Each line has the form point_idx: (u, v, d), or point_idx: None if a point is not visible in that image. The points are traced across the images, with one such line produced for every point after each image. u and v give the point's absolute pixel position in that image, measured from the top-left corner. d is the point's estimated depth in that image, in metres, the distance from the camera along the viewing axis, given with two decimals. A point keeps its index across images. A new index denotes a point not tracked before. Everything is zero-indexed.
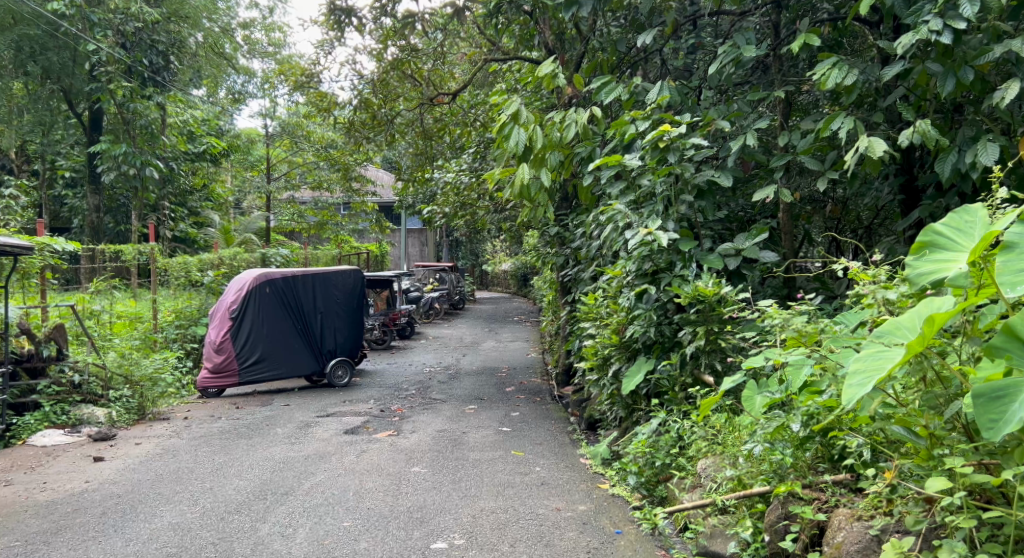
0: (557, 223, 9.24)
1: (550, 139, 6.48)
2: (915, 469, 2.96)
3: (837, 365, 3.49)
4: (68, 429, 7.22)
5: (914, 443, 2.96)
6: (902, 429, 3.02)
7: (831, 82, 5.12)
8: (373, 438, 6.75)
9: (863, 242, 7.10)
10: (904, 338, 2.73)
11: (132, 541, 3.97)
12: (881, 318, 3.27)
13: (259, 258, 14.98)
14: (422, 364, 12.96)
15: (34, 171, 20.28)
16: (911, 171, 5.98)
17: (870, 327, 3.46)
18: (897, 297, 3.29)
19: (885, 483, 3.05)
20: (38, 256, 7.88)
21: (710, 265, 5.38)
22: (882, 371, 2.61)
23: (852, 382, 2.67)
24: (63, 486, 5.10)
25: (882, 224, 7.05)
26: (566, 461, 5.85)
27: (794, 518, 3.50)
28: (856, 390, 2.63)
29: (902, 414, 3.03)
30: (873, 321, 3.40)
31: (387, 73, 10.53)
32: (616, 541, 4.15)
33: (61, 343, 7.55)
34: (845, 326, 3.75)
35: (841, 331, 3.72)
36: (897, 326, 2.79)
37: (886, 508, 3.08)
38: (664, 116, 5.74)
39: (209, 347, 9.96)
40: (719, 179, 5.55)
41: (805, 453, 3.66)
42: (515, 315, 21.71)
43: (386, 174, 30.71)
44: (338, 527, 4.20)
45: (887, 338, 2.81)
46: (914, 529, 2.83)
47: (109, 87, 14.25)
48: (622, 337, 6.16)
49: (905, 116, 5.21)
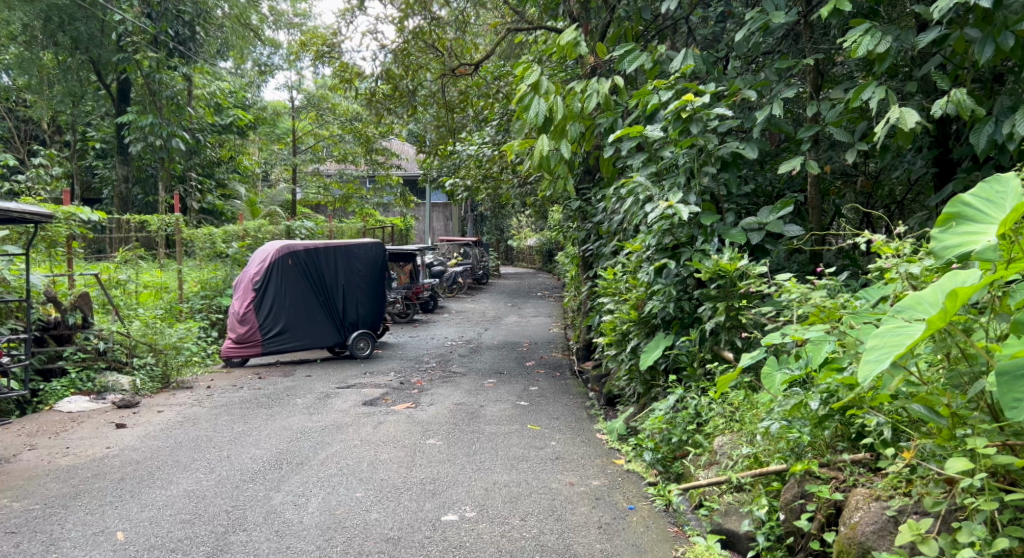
0: (578, 197, 9.12)
1: (571, 110, 6.39)
2: (937, 449, 2.86)
3: (857, 341, 3.39)
4: (93, 395, 7.32)
5: (936, 422, 2.85)
6: (923, 408, 2.90)
7: (863, 49, 4.97)
8: (391, 410, 6.77)
9: (895, 218, 6.91)
10: (926, 314, 2.63)
11: (148, 507, 4.01)
12: (904, 293, 3.17)
13: (283, 230, 15.05)
14: (444, 338, 12.99)
15: (65, 142, 20.52)
16: (946, 144, 5.80)
17: (891, 302, 3.36)
18: (921, 271, 3.20)
19: (905, 463, 2.97)
20: (63, 225, 7.95)
21: (732, 239, 5.28)
22: (901, 348, 2.53)
23: (869, 360, 2.59)
24: (84, 451, 5.17)
25: (915, 199, 6.85)
26: (582, 436, 5.81)
27: (810, 497, 3.41)
28: (873, 366, 2.57)
29: (924, 392, 2.91)
30: (896, 296, 3.29)
31: (409, 43, 10.42)
32: (629, 517, 4.11)
33: (85, 312, 7.68)
34: (867, 301, 3.64)
35: (862, 307, 3.61)
36: (918, 301, 2.68)
37: (905, 489, 2.99)
38: (687, 85, 5.61)
39: (233, 318, 10.02)
40: (744, 150, 5.41)
41: (824, 432, 3.56)
42: (538, 291, 21.66)
43: (411, 148, 30.62)
44: (349, 498, 4.20)
45: (908, 312, 2.71)
46: (933, 510, 2.78)
47: (136, 58, 14.31)
48: (640, 313, 6.08)
49: (941, 86, 5.03)
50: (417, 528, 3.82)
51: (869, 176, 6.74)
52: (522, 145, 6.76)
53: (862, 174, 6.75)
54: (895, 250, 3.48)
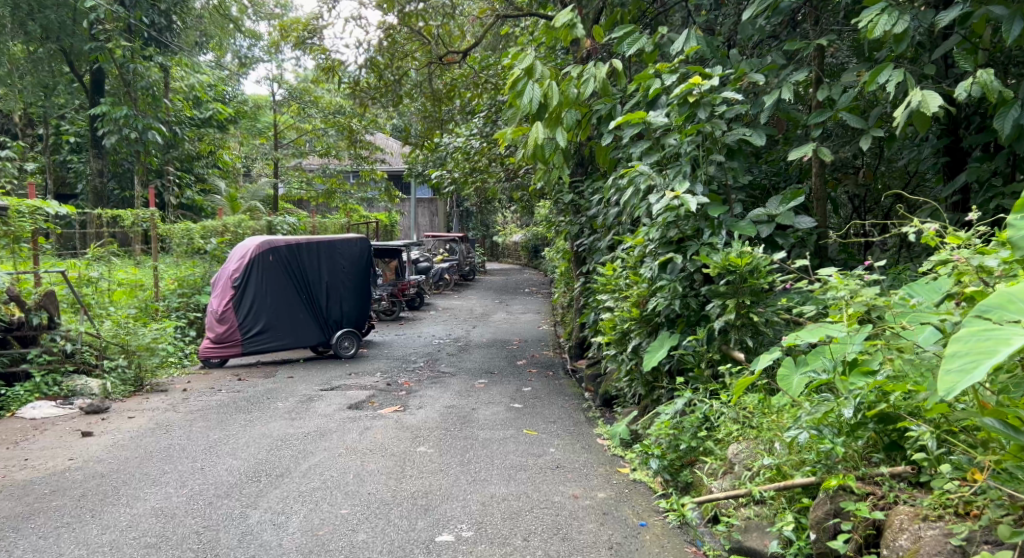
0: (571, 190, 8.78)
1: (567, 95, 6.05)
2: (1014, 468, 2.59)
3: (913, 346, 3.14)
4: (60, 400, 6.88)
5: (1014, 438, 2.52)
6: (996, 422, 2.58)
7: (880, 30, 4.63)
8: (377, 414, 6.39)
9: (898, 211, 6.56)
10: (1019, 316, 2.44)
11: (109, 529, 3.63)
12: (981, 291, 2.92)
13: (265, 225, 14.59)
14: (432, 336, 12.61)
15: (38, 136, 19.90)
16: (958, 132, 5.48)
17: (956, 302, 3.10)
18: (997, 264, 2.96)
19: (974, 485, 2.69)
20: (26, 219, 7.45)
21: (741, 232, 4.97)
22: (989, 356, 2.32)
23: (952, 367, 2.38)
24: (44, 464, 4.75)
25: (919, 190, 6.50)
26: (581, 442, 5.47)
27: (845, 515, 3.09)
28: (959, 378, 2.34)
29: (996, 404, 2.62)
30: (962, 294, 3.04)
31: (394, 31, 10.00)
32: (642, 535, 3.79)
33: (51, 311, 7.24)
34: (921, 302, 3.32)
35: (920, 305, 3.32)
36: (1010, 301, 2.50)
37: (973, 511, 2.69)
38: (692, 68, 5.28)
39: (211, 317, 9.61)
40: (752, 138, 5.10)
41: (857, 442, 3.23)
42: (525, 287, 21.30)
43: (396, 142, 30.12)
44: (334, 515, 3.84)
45: (997, 313, 2.51)
46: (1011, 541, 2.48)
47: (108, 47, 13.75)
48: (643, 311, 5.73)
49: (962, 67, 4.74)
50: (410, 552, 3.46)
51: (872, 165, 6.39)
52: (516, 133, 6.38)
53: (864, 164, 6.40)
54: (963, 240, 3.18)
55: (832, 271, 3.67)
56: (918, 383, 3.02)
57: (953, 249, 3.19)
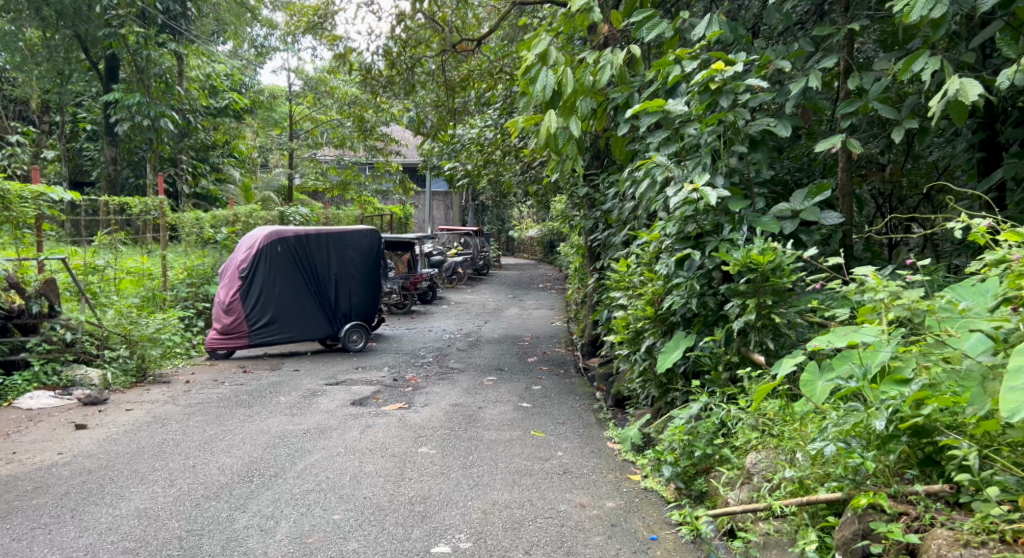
0: (586, 184, 8.53)
1: (582, 83, 5.80)
2: None
3: (962, 357, 2.88)
4: (59, 390, 6.73)
5: None
6: None
7: (916, 14, 4.34)
8: (381, 411, 6.19)
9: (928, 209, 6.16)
10: None
11: (87, 532, 3.45)
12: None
13: (277, 216, 14.43)
14: (442, 330, 12.40)
15: (54, 124, 19.88)
16: (995, 126, 5.15)
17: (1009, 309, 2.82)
18: None
19: None
20: (29, 204, 7.29)
21: (763, 228, 4.73)
22: None
23: (1017, 384, 2.48)
24: (32, 458, 4.59)
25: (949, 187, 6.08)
26: (591, 445, 5.23)
27: (875, 537, 2.84)
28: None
29: None
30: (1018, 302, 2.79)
31: (408, 17, 9.75)
32: (651, 551, 3.55)
33: (53, 299, 7.06)
34: (971, 308, 3.05)
35: (971, 313, 3.03)
36: None
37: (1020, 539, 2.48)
38: (714, 54, 5.01)
39: (218, 307, 9.44)
40: (777, 128, 4.86)
41: (889, 457, 2.95)
42: (539, 282, 21.07)
43: (412, 135, 29.94)
44: (326, 521, 3.64)
45: None
46: None
47: (121, 33, 13.48)
48: (657, 310, 5.47)
49: (1004, 54, 4.44)
50: None
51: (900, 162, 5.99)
52: (528, 122, 6.14)
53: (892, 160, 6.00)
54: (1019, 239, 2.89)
55: (865, 271, 3.41)
56: (957, 393, 2.82)
57: (1009, 248, 2.91)
